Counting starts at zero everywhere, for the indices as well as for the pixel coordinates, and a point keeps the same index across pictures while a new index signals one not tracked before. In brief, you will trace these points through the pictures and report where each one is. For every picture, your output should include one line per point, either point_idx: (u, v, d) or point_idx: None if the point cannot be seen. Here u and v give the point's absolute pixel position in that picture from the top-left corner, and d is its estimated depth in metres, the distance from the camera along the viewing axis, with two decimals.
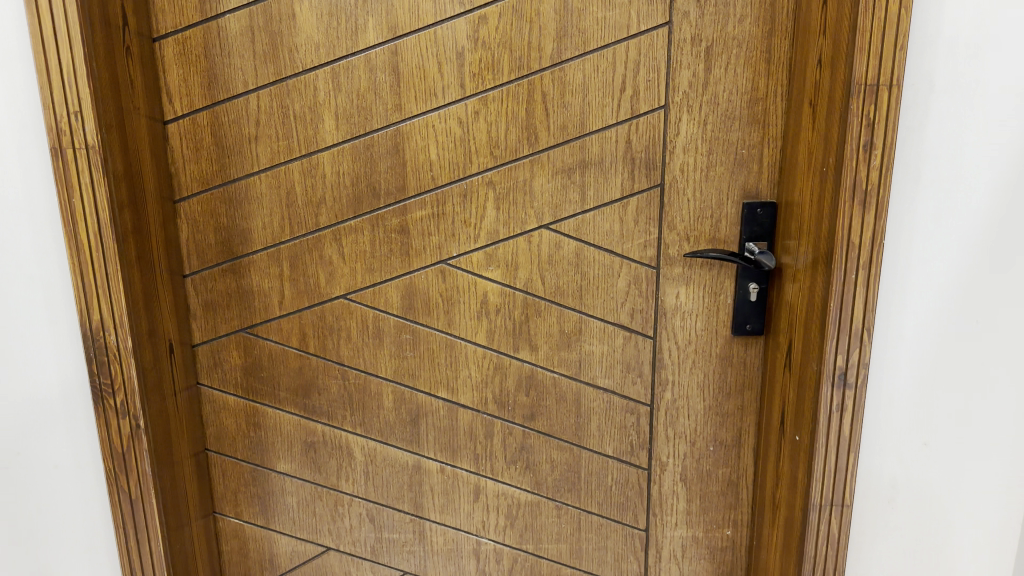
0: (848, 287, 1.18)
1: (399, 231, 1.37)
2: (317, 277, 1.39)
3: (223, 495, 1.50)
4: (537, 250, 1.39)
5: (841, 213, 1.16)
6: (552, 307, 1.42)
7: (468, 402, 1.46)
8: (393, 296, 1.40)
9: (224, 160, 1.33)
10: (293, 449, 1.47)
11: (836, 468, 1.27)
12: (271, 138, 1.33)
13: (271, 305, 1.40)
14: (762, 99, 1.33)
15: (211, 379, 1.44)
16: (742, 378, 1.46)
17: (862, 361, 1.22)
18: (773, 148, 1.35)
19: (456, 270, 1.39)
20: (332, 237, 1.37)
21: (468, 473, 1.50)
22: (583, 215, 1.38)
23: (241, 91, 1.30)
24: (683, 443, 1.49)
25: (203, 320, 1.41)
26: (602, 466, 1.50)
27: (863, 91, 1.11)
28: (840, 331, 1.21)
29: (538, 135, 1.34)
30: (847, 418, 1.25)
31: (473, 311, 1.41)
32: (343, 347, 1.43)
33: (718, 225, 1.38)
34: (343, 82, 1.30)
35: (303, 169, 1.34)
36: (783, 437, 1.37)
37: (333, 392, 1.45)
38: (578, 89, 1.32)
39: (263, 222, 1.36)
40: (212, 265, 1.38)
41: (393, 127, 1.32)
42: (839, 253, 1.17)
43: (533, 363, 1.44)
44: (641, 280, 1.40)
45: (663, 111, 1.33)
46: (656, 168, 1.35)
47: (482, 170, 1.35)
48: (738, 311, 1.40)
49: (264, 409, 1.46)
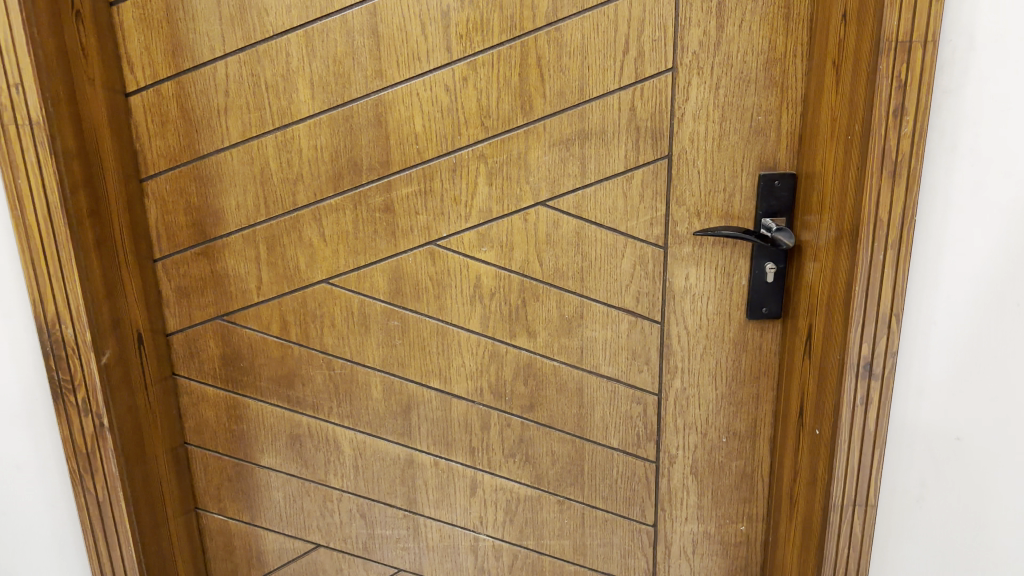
0: (875, 269, 1.07)
1: (384, 210, 1.26)
2: (296, 261, 1.29)
3: (205, 491, 1.42)
4: (534, 229, 1.28)
5: (868, 187, 1.04)
6: (551, 290, 1.31)
7: (462, 392, 1.36)
8: (379, 279, 1.30)
9: (193, 134, 1.23)
10: (277, 442, 1.38)
11: (861, 465, 1.16)
12: (242, 109, 1.22)
13: (249, 291, 1.30)
14: (780, 60, 1.20)
15: (187, 369, 1.34)
16: (758, 364, 1.35)
17: (891, 349, 1.11)
18: (792, 115, 1.23)
19: (446, 251, 1.29)
20: (312, 217, 1.26)
21: (463, 466, 1.40)
22: (583, 191, 1.26)
23: (207, 59, 1.19)
24: (694, 433, 1.39)
25: (176, 307, 1.31)
26: (606, 458, 1.40)
27: (893, 49, 0.99)
28: (865, 317, 1.09)
29: (534, 103, 1.22)
30: (872, 411, 1.13)
31: (467, 296, 1.31)
32: (327, 334, 1.32)
33: (732, 200, 1.27)
34: (317, 47, 1.19)
35: (277, 144, 1.23)
36: (803, 429, 1.27)
37: (318, 383, 1.35)
38: (576, 52, 1.20)
39: (236, 201, 1.26)
40: (184, 248, 1.28)
41: (374, 96, 1.21)
42: (866, 230, 1.05)
43: (532, 350, 1.34)
44: (647, 261, 1.30)
45: (670, 74, 1.21)
46: (663, 138, 1.24)
47: (473, 143, 1.24)
48: (753, 293, 1.29)
49: (245, 400, 1.36)
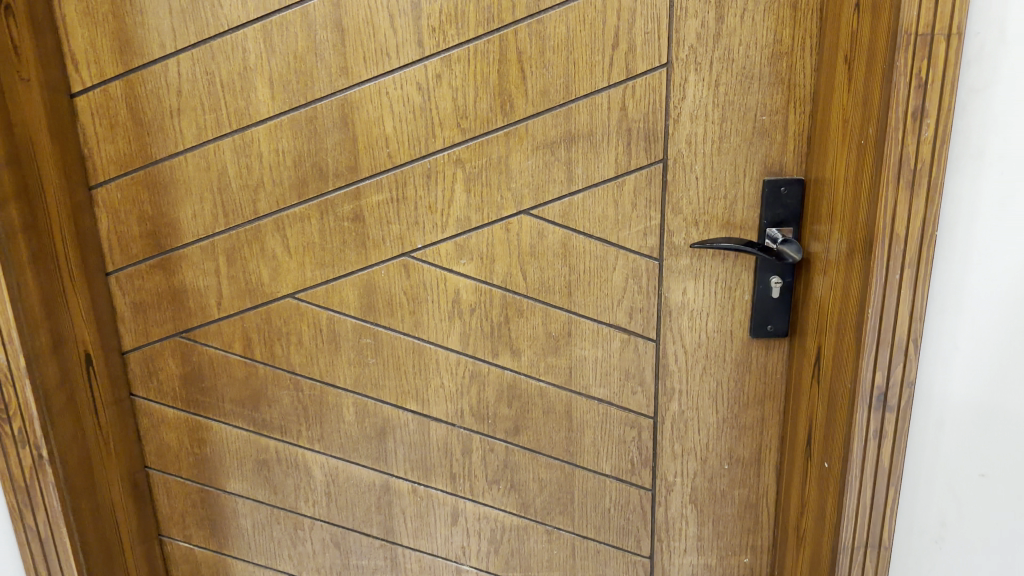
0: (891, 290, 0.96)
1: (352, 219, 1.16)
2: (259, 275, 1.19)
3: (169, 517, 1.33)
4: (517, 239, 1.17)
5: (882, 199, 0.92)
6: (536, 306, 1.21)
7: (441, 415, 1.26)
8: (348, 294, 1.20)
9: (145, 138, 1.13)
10: (243, 467, 1.29)
11: (873, 504, 1.05)
12: (197, 111, 1.12)
13: (209, 307, 1.21)
14: (786, 54, 1.08)
15: (146, 390, 1.25)
16: (763, 386, 1.24)
17: (908, 379, 0.99)
18: (800, 114, 1.11)
19: (421, 264, 1.19)
20: (274, 227, 1.16)
21: (443, 493, 1.30)
22: (570, 199, 1.15)
23: (157, 56, 1.09)
24: (693, 460, 1.28)
25: (132, 324, 1.22)
26: (598, 486, 1.30)
27: (911, 43, 0.87)
28: (879, 344, 0.98)
29: (514, 103, 1.11)
30: (887, 445, 1.02)
31: (445, 312, 1.21)
32: (294, 353, 1.23)
33: (734, 208, 1.15)
34: (276, 42, 1.08)
35: (236, 148, 1.13)
36: (811, 459, 1.16)
37: (286, 405, 1.25)
38: (560, 46, 1.09)
39: (193, 210, 1.16)
40: (138, 261, 1.19)
41: (340, 96, 1.11)
42: (880, 247, 0.94)
43: (516, 371, 1.24)
44: (640, 274, 1.19)
45: (665, 71, 1.09)
46: (657, 141, 1.12)
47: (448, 146, 1.13)
48: (758, 309, 1.18)
49: (208, 423, 1.27)
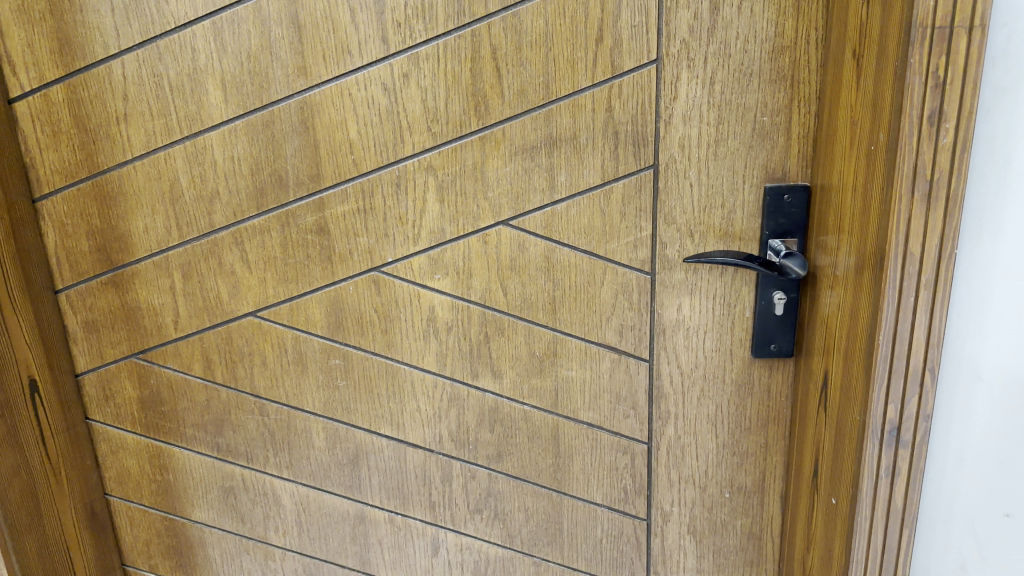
0: (904, 315, 0.85)
1: (317, 231, 1.07)
2: (218, 292, 1.10)
3: (133, 546, 1.25)
4: (495, 252, 1.08)
5: (894, 213, 0.82)
6: (517, 324, 1.11)
7: (418, 440, 1.17)
8: (315, 312, 1.11)
9: (91, 146, 1.04)
10: (209, 495, 1.21)
11: (885, 547, 0.95)
12: (145, 116, 1.03)
13: (166, 326, 1.12)
14: (789, 48, 0.98)
15: (103, 414, 1.17)
16: (766, 409, 1.14)
17: (924, 413, 0.89)
18: (804, 115, 1.01)
19: (392, 279, 1.09)
20: (233, 241, 1.08)
21: (422, 523, 1.22)
22: (553, 208, 1.06)
23: (101, 57, 1.00)
24: (692, 488, 1.18)
25: (85, 344, 1.14)
26: (588, 515, 1.20)
27: (927, 37, 0.77)
28: (891, 374, 0.88)
29: (489, 104, 1.01)
30: (900, 484, 0.92)
31: (419, 331, 1.12)
32: (258, 375, 1.14)
33: (732, 217, 1.05)
34: (228, 40, 0.99)
35: (188, 155, 1.04)
36: (818, 492, 1.06)
37: (251, 430, 1.17)
38: (539, 42, 0.99)
39: (145, 223, 1.07)
40: (89, 278, 1.10)
41: (299, 97, 1.01)
42: (892, 268, 0.84)
43: (497, 393, 1.15)
44: (631, 290, 1.09)
45: (654, 68, 0.99)
46: (647, 145, 1.02)
47: (419, 152, 1.04)
48: (760, 327, 1.08)
49: (170, 448, 1.19)
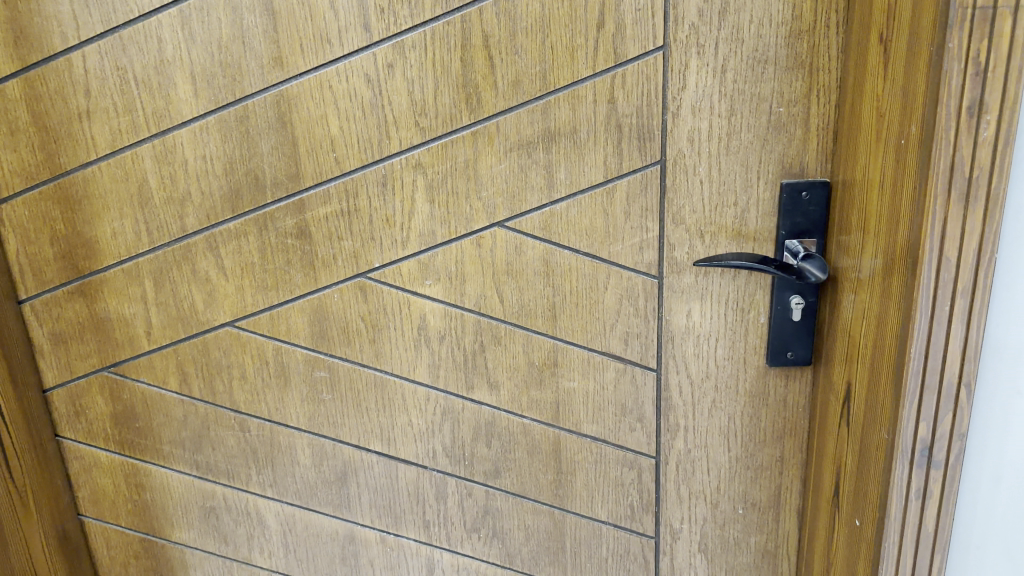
0: (938, 326, 0.78)
1: (297, 235, 0.99)
2: (193, 301, 1.03)
3: (111, 568, 1.18)
4: (490, 256, 1.00)
5: (930, 215, 0.74)
6: (515, 332, 1.03)
7: (410, 456, 1.10)
8: (297, 321, 1.03)
9: (51, 146, 0.97)
10: (189, 515, 1.14)
11: (915, 574, 0.88)
12: (109, 113, 0.95)
13: (138, 338, 1.05)
14: (808, 32, 0.90)
15: (74, 431, 1.10)
16: (782, 421, 1.06)
17: (957, 431, 0.82)
18: (824, 104, 0.92)
19: (379, 285, 1.01)
20: (207, 246, 1.00)
21: (416, 543, 1.14)
22: (551, 208, 0.98)
23: (58, 50, 0.92)
24: (702, 504, 1.11)
25: (53, 357, 1.06)
26: (592, 534, 1.13)
27: (967, 18, 0.69)
28: (923, 390, 0.80)
29: (482, 96, 0.93)
30: (932, 508, 0.85)
31: (409, 340, 1.04)
32: (237, 389, 1.07)
33: (745, 217, 0.97)
34: (197, 29, 0.91)
35: (157, 155, 0.96)
36: (838, 511, 0.98)
37: (232, 447, 1.10)
38: (535, 27, 0.90)
39: (113, 228, 1.00)
40: (54, 287, 1.03)
41: (274, 91, 0.93)
42: (926, 275, 0.76)
43: (494, 406, 1.07)
44: (636, 295, 1.01)
45: (660, 55, 0.91)
46: (653, 139, 0.94)
47: (406, 149, 0.96)
48: (775, 334, 1.00)
49: (146, 466, 1.11)
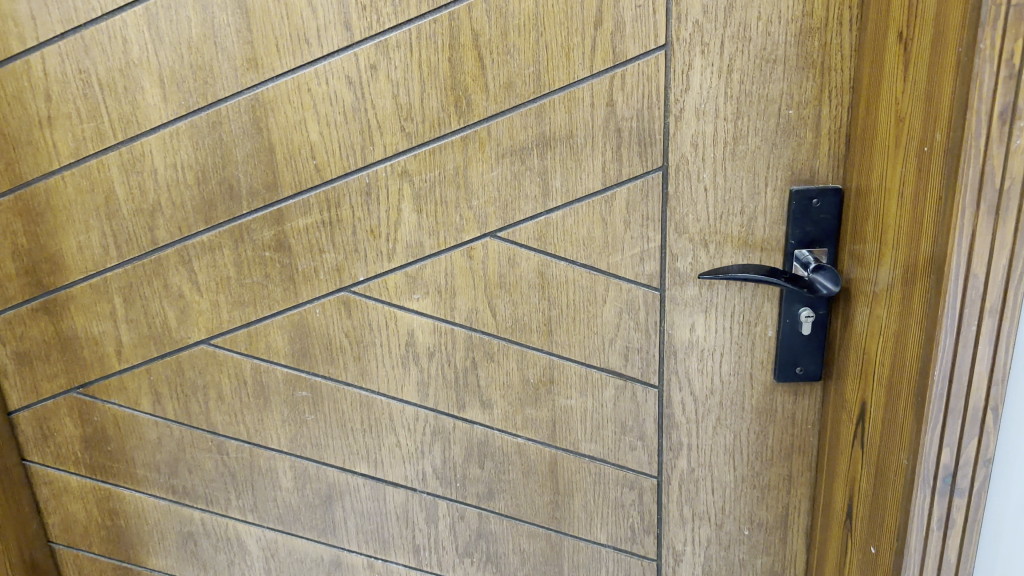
0: (964, 348, 0.73)
1: (276, 248, 0.93)
2: (165, 318, 0.96)
3: None
4: (481, 268, 0.94)
5: (957, 231, 0.69)
6: (508, 348, 0.98)
7: (398, 478, 1.04)
8: (277, 338, 0.97)
9: (10, 156, 0.90)
10: (166, 541, 1.08)
11: None
12: (71, 119, 0.88)
13: (108, 357, 0.98)
14: (820, 29, 0.84)
15: (42, 455, 1.04)
16: (789, 438, 1.01)
17: (983, 457, 0.77)
18: (836, 106, 0.87)
19: (364, 300, 0.96)
20: (179, 260, 0.94)
21: (405, 568, 1.09)
22: (547, 218, 0.92)
23: (15, 52, 0.86)
24: (706, 525, 1.06)
25: (17, 378, 1.00)
26: (591, 557, 1.08)
27: (1000, 18, 0.64)
28: (946, 414, 0.75)
29: (471, 99, 0.87)
30: (955, 537, 0.80)
31: (396, 358, 0.98)
32: (215, 410, 1.01)
33: (752, 226, 0.91)
34: (164, 29, 0.85)
35: (125, 164, 0.90)
36: (851, 536, 0.93)
37: (210, 470, 1.04)
38: (527, 25, 0.84)
39: (78, 242, 0.93)
40: (17, 305, 0.96)
41: (249, 95, 0.87)
42: (952, 295, 0.71)
43: (487, 426, 1.01)
44: (636, 308, 0.95)
45: (662, 54, 0.85)
46: (654, 144, 0.89)
47: (390, 156, 0.90)
48: (784, 348, 0.95)
49: (119, 491, 1.05)
